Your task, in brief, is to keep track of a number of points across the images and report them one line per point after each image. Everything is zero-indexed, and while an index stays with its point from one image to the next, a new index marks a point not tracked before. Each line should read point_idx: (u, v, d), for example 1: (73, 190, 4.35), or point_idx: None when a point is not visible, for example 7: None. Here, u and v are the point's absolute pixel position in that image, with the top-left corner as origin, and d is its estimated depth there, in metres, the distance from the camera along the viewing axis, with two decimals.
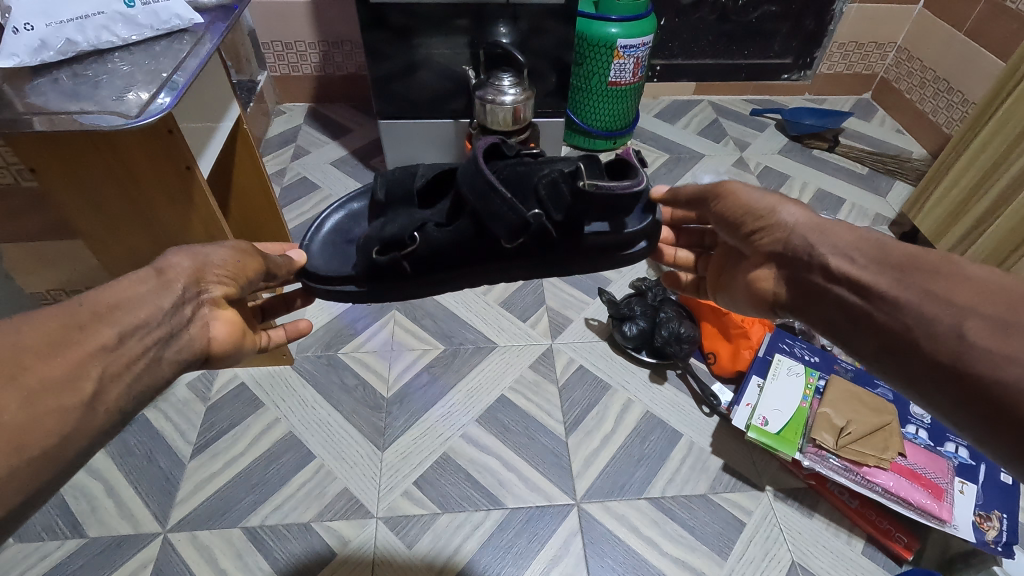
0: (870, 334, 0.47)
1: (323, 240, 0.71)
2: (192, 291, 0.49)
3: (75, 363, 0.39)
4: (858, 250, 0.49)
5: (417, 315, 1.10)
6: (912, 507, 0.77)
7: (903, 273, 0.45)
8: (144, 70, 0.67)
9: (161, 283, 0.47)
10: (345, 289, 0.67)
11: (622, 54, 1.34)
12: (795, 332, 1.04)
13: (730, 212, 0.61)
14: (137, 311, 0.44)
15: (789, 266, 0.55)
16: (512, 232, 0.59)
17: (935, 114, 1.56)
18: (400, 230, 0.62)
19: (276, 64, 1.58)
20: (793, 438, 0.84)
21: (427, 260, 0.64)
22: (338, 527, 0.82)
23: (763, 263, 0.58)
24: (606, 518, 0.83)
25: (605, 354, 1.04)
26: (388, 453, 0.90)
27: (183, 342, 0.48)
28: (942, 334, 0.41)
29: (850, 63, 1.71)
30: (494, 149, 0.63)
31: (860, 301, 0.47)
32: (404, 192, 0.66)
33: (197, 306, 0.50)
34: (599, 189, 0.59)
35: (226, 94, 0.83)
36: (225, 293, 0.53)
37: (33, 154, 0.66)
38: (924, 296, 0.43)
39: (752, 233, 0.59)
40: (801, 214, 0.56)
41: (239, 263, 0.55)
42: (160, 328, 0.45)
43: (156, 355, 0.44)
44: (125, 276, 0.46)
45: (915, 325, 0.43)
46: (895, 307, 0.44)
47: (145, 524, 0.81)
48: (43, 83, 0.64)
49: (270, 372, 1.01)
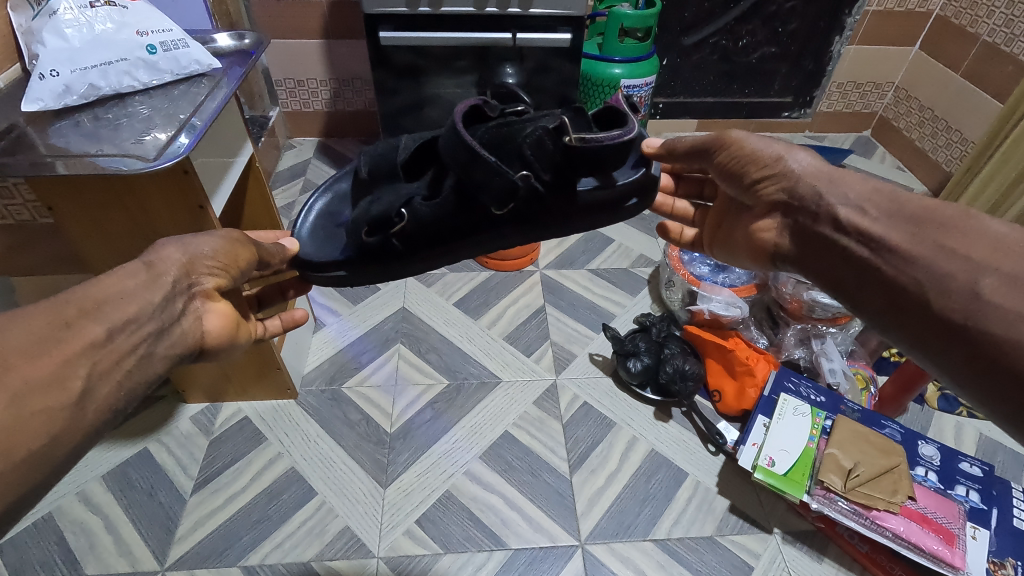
0: (880, 291, 0.48)
1: (314, 224, 0.70)
2: (182, 285, 0.50)
3: (62, 362, 0.39)
4: (871, 202, 0.50)
5: (421, 348, 1.10)
6: (922, 552, 0.76)
7: (917, 225, 0.47)
8: (163, 113, 0.69)
9: (150, 277, 0.47)
10: (335, 274, 0.65)
11: (625, 93, 1.36)
12: (801, 369, 1.05)
13: (733, 161, 0.59)
14: (125, 308, 0.44)
15: (796, 215, 0.55)
16: (500, 199, 0.56)
17: (934, 152, 1.58)
18: (387, 209, 0.60)
19: (288, 100, 1.62)
20: (800, 480, 0.83)
21: (418, 237, 0.62)
22: (338, 567, 0.80)
23: (768, 213, 0.58)
24: (610, 561, 0.82)
25: (610, 391, 1.04)
26: (389, 491, 0.89)
27: (176, 335, 0.48)
28: (956, 290, 0.42)
29: (848, 102, 1.74)
30: (476, 112, 0.60)
31: (869, 253, 0.49)
32: (387, 168, 0.62)
33: (188, 300, 0.50)
34: (587, 143, 0.56)
35: (240, 134, 0.85)
36: (218, 285, 0.53)
37: (53, 194, 0.69)
38: (938, 249, 0.45)
39: (755, 181, 0.58)
40: (810, 161, 0.56)
41: (230, 253, 0.54)
42: (150, 322, 0.45)
43: (148, 351, 0.45)
44: (116, 271, 0.46)
45: (926, 279, 0.44)
46: (905, 260, 0.46)
47: (144, 561, 0.80)
48: (65, 126, 0.67)
49: (274, 406, 1.01)
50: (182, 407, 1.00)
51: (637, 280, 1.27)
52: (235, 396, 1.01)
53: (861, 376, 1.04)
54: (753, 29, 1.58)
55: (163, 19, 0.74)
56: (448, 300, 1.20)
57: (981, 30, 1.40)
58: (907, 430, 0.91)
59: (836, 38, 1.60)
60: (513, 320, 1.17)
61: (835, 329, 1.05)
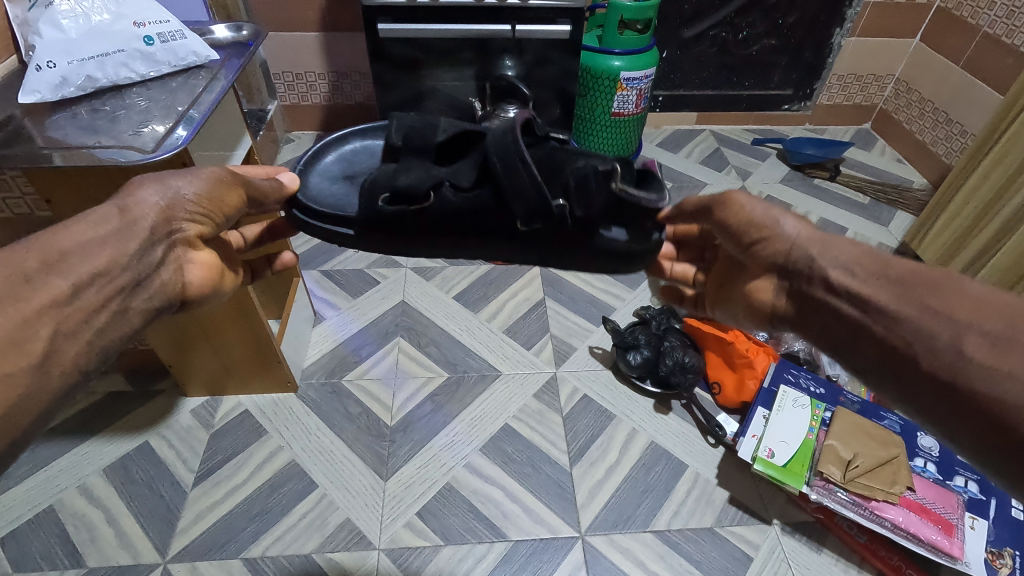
0: (869, 347, 0.44)
1: (324, 177, 0.67)
2: (161, 232, 0.47)
3: (24, 321, 0.37)
4: (859, 262, 0.47)
5: (421, 342, 1.10)
6: (921, 542, 0.76)
7: (903, 287, 0.44)
8: (160, 105, 0.69)
9: (123, 222, 0.45)
10: (340, 231, 0.60)
11: (625, 85, 1.36)
12: (801, 361, 1.04)
13: (732, 222, 0.55)
14: (94, 259, 0.42)
15: (790, 278, 0.51)
16: (529, 214, 0.56)
17: (935, 144, 1.57)
18: (417, 183, 0.57)
19: (287, 93, 1.61)
20: (800, 471, 0.83)
21: (435, 224, 0.59)
22: (338, 559, 0.81)
23: (763, 273, 0.54)
24: (610, 552, 0.82)
25: (610, 383, 1.04)
26: (390, 483, 0.89)
27: (155, 287, 0.47)
28: (941, 348, 0.40)
29: (849, 94, 1.74)
30: (523, 124, 0.61)
31: (858, 314, 0.45)
32: (422, 142, 0.60)
33: (168, 247, 0.48)
34: (628, 196, 0.58)
35: (238, 126, 0.84)
36: (200, 233, 0.51)
37: (51, 186, 0.69)
38: (923, 310, 0.42)
39: (753, 244, 0.54)
40: (802, 228, 0.52)
41: (214, 198, 0.51)
42: (125, 274, 0.44)
43: (122, 306, 0.44)
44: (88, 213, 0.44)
45: (914, 340, 0.41)
46: (895, 321, 0.43)
47: (145, 554, 0.81)
48: (62, 117, 0.66)
49: (273, 399, 1.01)
50: (182, 401, 1.00)
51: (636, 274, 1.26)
52: (235, 390, 1.00)
53: None
54: (753, 21, 1.57)
55: (161, 10, 0.74)
56: (447, 293, 1.20)
57: (982, 21, 1.39)
58: (906, 421, 0.91)
59: (837, 29, 1.59)
60: (514, 313, 1.17)
61: None
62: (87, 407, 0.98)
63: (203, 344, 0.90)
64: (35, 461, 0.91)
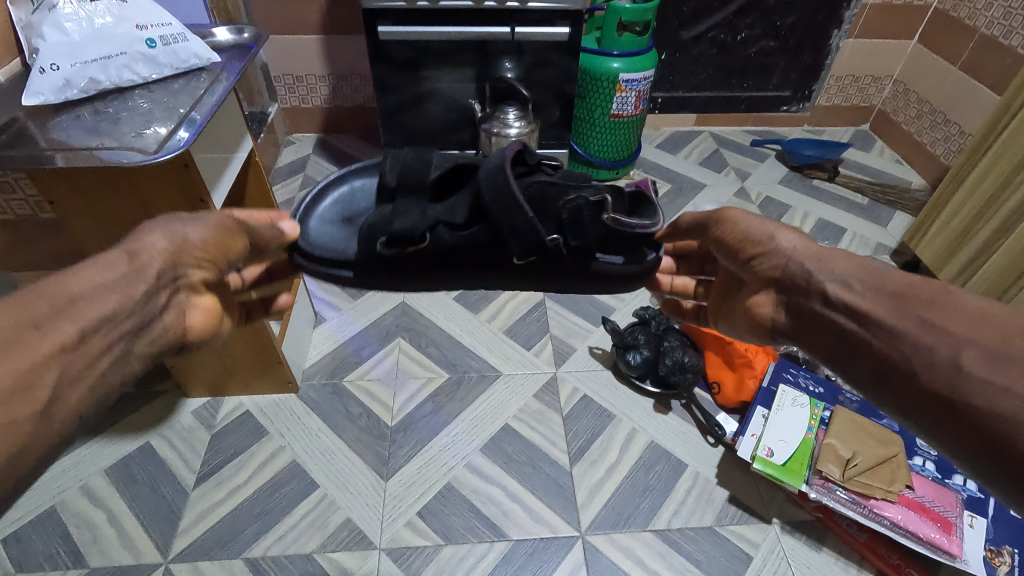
0: (868, 362, 0.45)
1: (322, 221, 0.65)
2: (166, 278, 0.48)
3: (30, 369, 0.37)
4: (857, 277, 0.47)
5: (421, 343, 1.11)
6: (920, 541, 0.76)
7: (900, 301, 0.44)
8: (162, 107, 0.70)
9: (131, 269, 0.45)
10: (340, 274, 0.61)
11: (623, 87, 1.36)
12: (800, 361, 1.04)
13: (729, 238, 0.57)
14: (101, 305, 0.42)
15: (790, 292, 0.52)
16: (525, 251, 0.56)
17: (933, 145, 1.58)
18: (413, 228, 0.56)
19: (287, 96, 1.61)
20: (799, 470, 0.83)
21: (433, 264, 0.60)
22: (340, 558, 0.81)
23: (762, 288, 0.54)
24: (610, 551, 0.82)
25: (610, 383, 1.04)
26: (391, 483, 0.90)
27: (157, 332, 0.47)
28: (938, 363, 0.40)
29: (847, 95, 1.74)
30: (517, 155, 0.59)
31: (858, 329, 0.46)
32: (416, 181, 0.59)
33: (172, 293, 0.49)
34: (621, 225, 0.58)
35: (240, 127, 0.85)
36: (203, 278, 0.52)
37: (53, 187, 0.69)
38: (921, 325, 0.42)
39: (751, 257, 0.55)
40: (799, 241, 0.53)
41: (221, 243, 0.52)
42: (129, 319, 0.44)
43: (124, 350, 0.44)
44: (93, 263, 0.44)
45: (912, 354, 0.42)
46: (894, 336, 0.43)
47: (146, 554, 0.81)
48: (65, 120, 0.67)
49: (275, 399, 1.01)
50: (183, 402, 1.01)
51: None
52: (235, 391, 1.01)
53: None
54: (751, 23, 1.58)
55: (163, 13, 0.74)
56: (447, 294, 1.21)
57: (979, 24, 1.40)
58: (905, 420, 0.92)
59: (834, 31, 1.60)
60: (514, 313, 1.17)
61: None
62: None
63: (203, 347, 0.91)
64: None
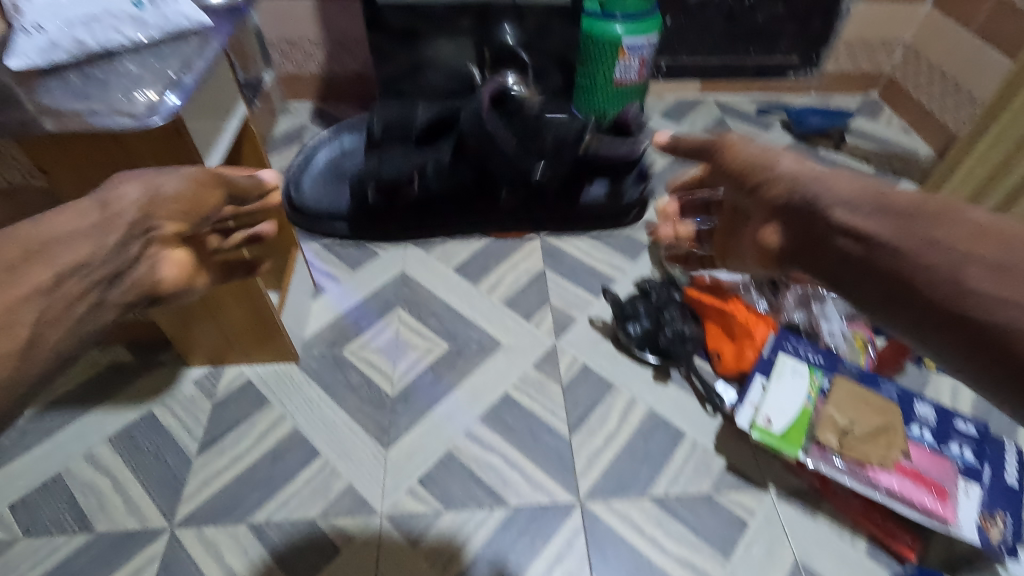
0: (872, 287, 0.42)
1: (315, 176, 0.88)
2: (139, 228, 0.46)
3: (7, 307, 0.37)
4: (862, 198, 0.44)
5: (421, 313, 1.10)
6: (915, 507, 0.77)
7: (906, 219, 0.41)
8: (152, 72, 0.67)
9: (103, 217, 0.44)
10: (333, 224, 0.84)
11: (626, 53, 1.33)
12: (800, 332, 1.04)
13: (729, 167, 0.54)
14: (74, 250, 0.41)
15: (800, 222, 0.47)
16: (513, 184, 0.75)
17: (943, 114, 1.55)
18: (397, 175, 0.80)
19: (282, 63, 1.58)
20: (797, 439, 0.84)
21: (407, 207, 0.81)
22: (342, 524, 0.83)
23: (768, 217, 0.50)
24: (608, 518, 0.84)
25: (609, 354, 1.04)
26: (391, 452, 0.90)
27: (128, 283, 0.46)
28: (944, 282, 0.39)
29: (856, 62, 1.70)
30: (495, 97, 0.76)
31: (861, 251, 0.42)
32: (401, 134, 0.83)
33: (145, 245, 0.47)
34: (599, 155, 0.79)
35: (232, 94, 0.83)
36: (178, 231, 0.51)
37: (46, 157, 0.68)
38: (926, 243, 0.40)
39: (757, 184, 0.50)
40: (796, 163, 0.49)
41: (195, 196, 0.52)
42: (101, 267, 0.43)
43: (97, 299, 0.43)
44: (63, 208, 0.43)
45: (918, 274, 0.40)
46: (901, 256, 0.40)
47: (152, 519, 0.83)
48: (53, 85, 0.65)
49: (275, 369, 1.02)
50: (185, 371, 1.01)
51: (635, 245, 1.25)
52: (237, 359, 1.01)
53: (859, 337, 1.02)
54: None
55: None
56: (447, 265, 1.20)
57: None
58: (903, 390, 0.90)
59: None
60: (514, 284, 1.16)
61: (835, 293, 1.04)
62: (89, 377, 0.98)
63: (204, 315, 0.92)
64: (41, 429, 0.92)
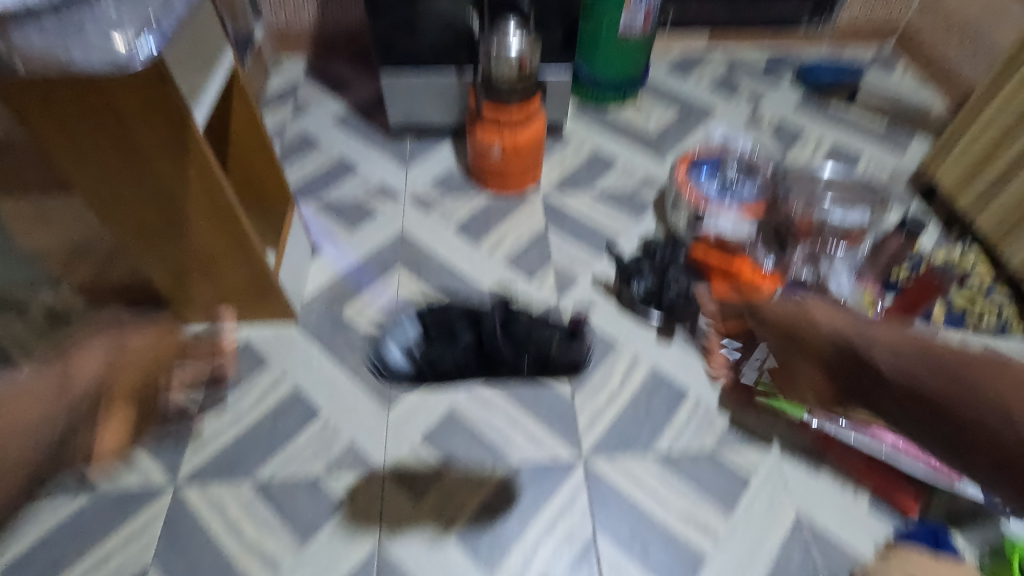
0: (934, 438, 0.46)
1: None
2: (89, 398, 0.70)
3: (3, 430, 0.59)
4: (903, 352, 0.48)
5: (422, 272, 1.09)
6: (919, 463, 0.79)
7: (945, 372, 0.46)
8: (130, 13, 0.63)
9: (61, 393, 0.67)
10: None
11: (632, 3, 1.27)
12: (809, 288, 0.99)
13: (773, 321, 0.57)
14: (17, 412, 0.61)
15: (850, 377, 0.51)
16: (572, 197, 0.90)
17: (960, 64, 1.49)
18: None
19: (273, 15, 1.52)
20: (803, 389, 0.86)
21: None
22: (345, 481, 0.83)
23: (819, 369, 0.53)
24: (611, 473, 0.84)
25: (613, 315, 1.02)
26: (393, 410, 0.90)
27: (73, 447, 0.67)
28: (994, 435, 0.42)
29: (871, 11, 1.63)
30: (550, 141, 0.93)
31: (915, 405, 0.46)
32: None
33: (93, 410, 0.71)
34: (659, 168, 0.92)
35: (218, 41, 0.79)
36: (111, 399, 0.74)
37: (26, 104, 0.65)
38: (973, 398, 0.44)
39: (803, 337, 0.54)
40: (837, 320, 0.53)
41: (146, 357, 0.81)
42: (53, 433, 0.63)
43: (58, 443, 0.64)
44: (34, 384, 0.65)
45: (973, 430, 0.43)
46: (950, 412, 0.44)
47: (155, 476, 0.83)
48: (27, 27, 0.61)
49: (274, 329, 1.00)
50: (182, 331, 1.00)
51: (640, 202, 1.22)
52: (233, 320, 1.00)
53: (867, 294, 1.01)
54: None
55: None
56: (447, 224, 1.17)
57: None
58: None
59: None
60: (516, 243, 1.14)
61: (843, 251, 1.03)
62: None
63: (199, 274, 0.91)
64: None
